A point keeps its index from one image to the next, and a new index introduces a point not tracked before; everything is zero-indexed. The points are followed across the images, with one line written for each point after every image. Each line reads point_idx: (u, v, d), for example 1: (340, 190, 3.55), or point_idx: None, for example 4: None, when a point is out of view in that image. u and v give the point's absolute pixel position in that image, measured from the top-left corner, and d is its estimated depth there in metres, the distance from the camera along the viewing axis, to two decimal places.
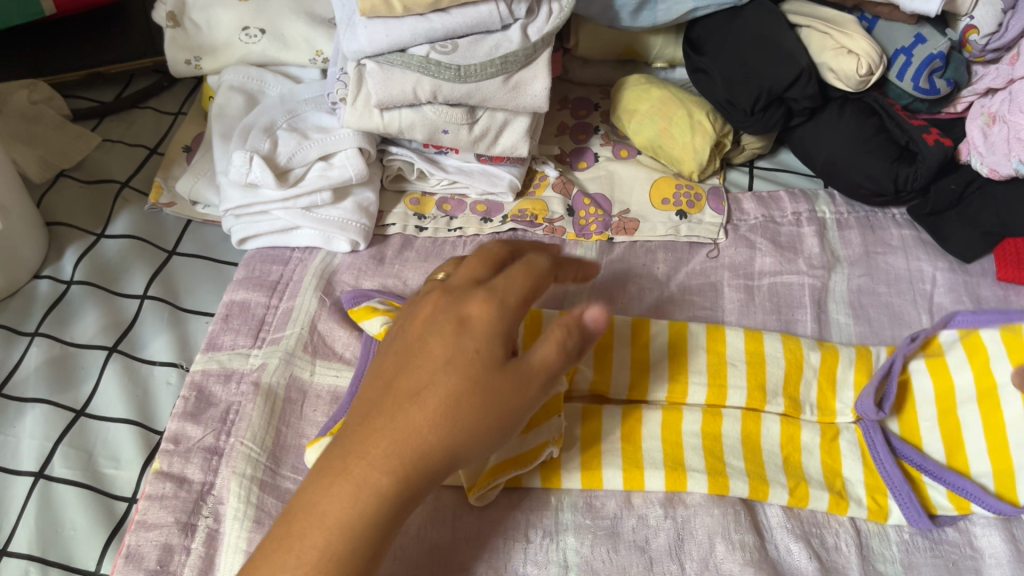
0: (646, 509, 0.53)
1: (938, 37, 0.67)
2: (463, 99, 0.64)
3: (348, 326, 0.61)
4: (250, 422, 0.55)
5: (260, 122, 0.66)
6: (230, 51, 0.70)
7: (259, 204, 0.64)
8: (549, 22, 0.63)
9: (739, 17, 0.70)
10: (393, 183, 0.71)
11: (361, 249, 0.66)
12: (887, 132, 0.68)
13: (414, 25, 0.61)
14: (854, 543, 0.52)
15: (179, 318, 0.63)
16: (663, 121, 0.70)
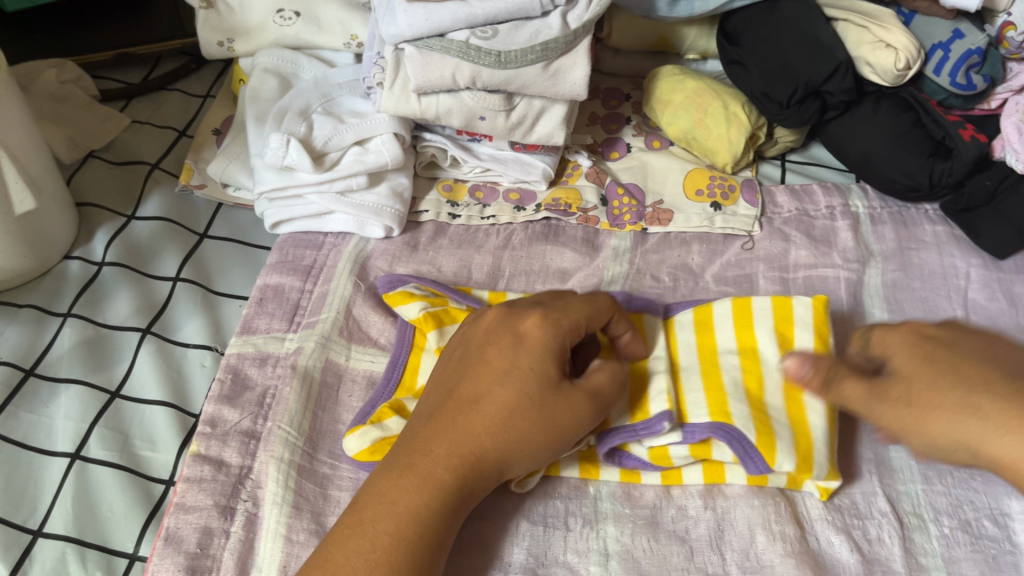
0: (685, 500, 0.53)
1: (975, 32, 0.67)
2: (502, 86, 0.63)
3: (384, 312, 0.61)
4: (286, 406, 0.54)
5: (295, 105, 0.65)
6: (264, 34, 0.70)
7: (294, 187, 0.63)
8: (588, 11, 0.63)
9: (775, 10, 0.70)
10: (426, 170, 0.70)
11: (394, 235, 0.66)
12: (922, 127, 0.68)
13: (455, 10, 0.60)
14: (895, 536, 0.52)
15: (211, 301, 0.62)
16: (697, 112, 0.70)
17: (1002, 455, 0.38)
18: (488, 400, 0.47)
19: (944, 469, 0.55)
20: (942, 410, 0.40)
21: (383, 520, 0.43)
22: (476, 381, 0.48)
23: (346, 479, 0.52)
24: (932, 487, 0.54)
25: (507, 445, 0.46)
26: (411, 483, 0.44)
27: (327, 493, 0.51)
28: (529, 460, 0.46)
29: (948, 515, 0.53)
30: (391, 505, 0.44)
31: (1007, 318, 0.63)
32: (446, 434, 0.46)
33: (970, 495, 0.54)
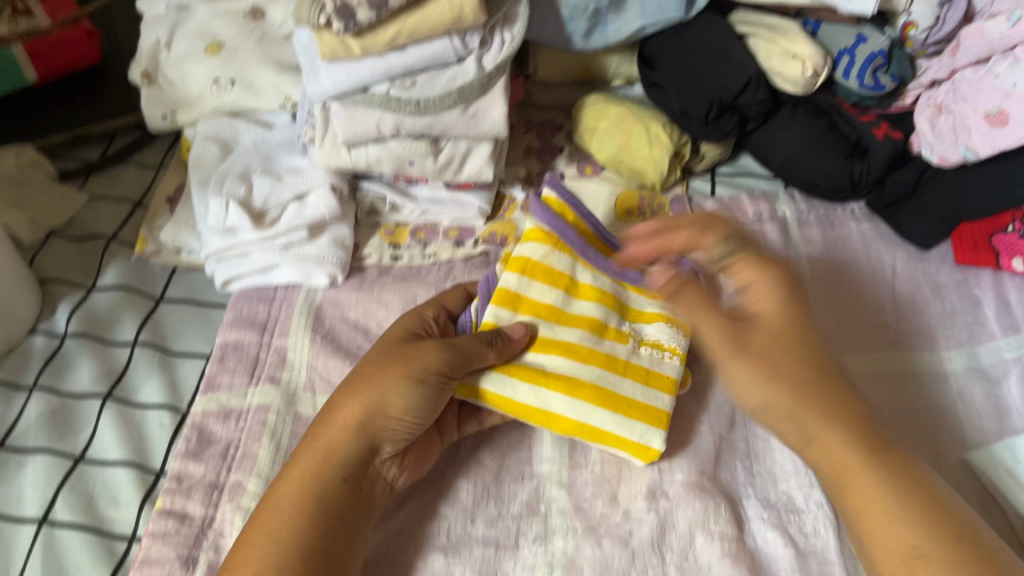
0: (631, 503, 0.55)
1: (878, 36, 0.69)
2: (425, 131, 0.66)
3: (341, 355, 0.64)
4: (256, 460, 0.58)
5: (235, 169, 0.69)
6: (204, 103, 0.73)
7: (239, 246, 0.67)
8: (502, 52, 0.66)
9: (684, 32, 0.73)
10: (369, 218, 0.73)
11: (340, 282, 0.68)
12: (838, 129, 0.71)
13: (373, 66, 0.64)
14: (831, 525, 0.54)
15: (169, 362, 0.65)
16: (622, 136, 0.73)
17: (836, 457, 0.48)
18: (340, 407, 0.53)
19: None
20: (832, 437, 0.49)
21: (272, 516, 0.49)
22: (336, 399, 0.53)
23: None
24: None
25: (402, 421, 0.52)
26: (287, 486, 0.50)
27: None
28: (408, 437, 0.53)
29: None
30: (286, 501, 0.50)
31: (933, 308, 0.66)
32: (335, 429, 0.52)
33: None
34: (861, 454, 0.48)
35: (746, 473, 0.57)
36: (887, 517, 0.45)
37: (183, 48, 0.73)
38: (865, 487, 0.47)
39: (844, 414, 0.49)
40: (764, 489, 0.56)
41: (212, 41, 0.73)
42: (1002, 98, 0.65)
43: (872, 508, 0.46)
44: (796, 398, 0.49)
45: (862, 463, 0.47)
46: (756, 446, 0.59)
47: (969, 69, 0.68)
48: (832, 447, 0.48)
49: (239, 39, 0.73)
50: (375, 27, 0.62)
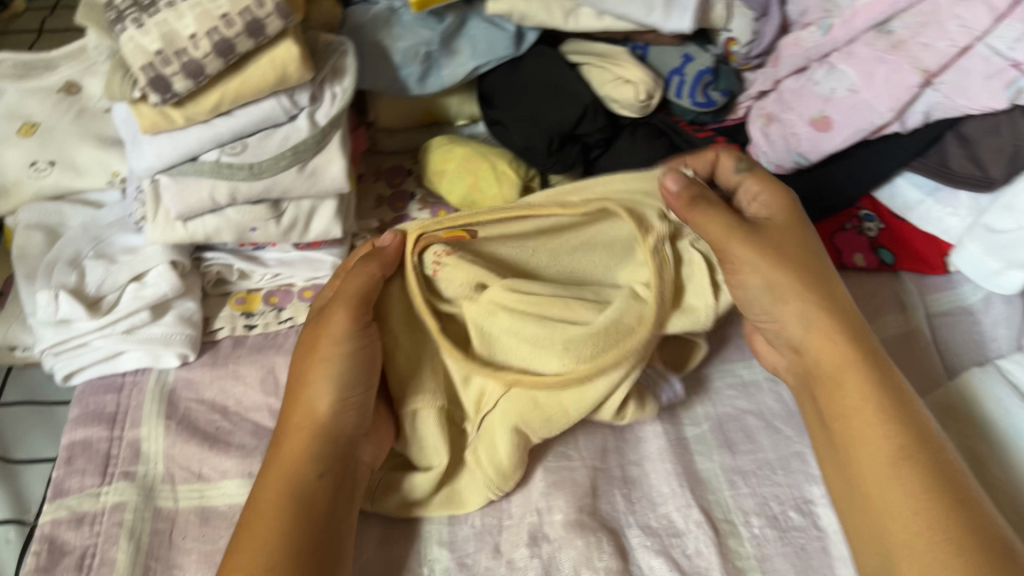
0: (513, 552, 0.55)
1: (702, 54, 0.72)
2: (262, 195, 0.64)
3: (201, 438, 0.61)
4: (116, 565, 0.54)
5: (64, 254, 0.65)
6: (20, 189, 0.69)
7: (75, 337, 0.63)
8: (334, 106, 0.65)
9: (519, 68, 0.73)
10: (216, 288, 0.70)
11: (193, 360, 0.66)
12: (677, 148, 0.73)
13: (200, 134, 0.61)
14: (711, 543, 0.55)
15: (11, 472, 0.61)
16: (470, 177, 0.72)
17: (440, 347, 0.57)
18: (264, 487, 0.52)
19: (747, 469, 0.59)
20: (859, 417, 0.51)
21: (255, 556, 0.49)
22: (303, 387, 0.56)
23: None
24: (738, 491, 0.58)
25: (285, 484, 0.52)
26: (263, 515, 0.51)
27: None
28: (317, 458, 0.53)
29: (756, 514, 0.56)
30: (251, 552, 0.49)
31: None
32: (273, 482, 0.52)
33: (775, 490, 0.58)
34: (896, 443, 0.50)
35: (626, 501, 0.57)
36: (899, 505, 0.48)
37: None
38: (881, 462, 0.49)
39: (360, 358, 0.55)
40: (645, 515, 0.57)
41: (25, 123, 0.70)
42: (823, 105, 0.68)
43: (862, 438, 0.51)
44: (807, 274, 0.57)
45: (851, 359, 0.54)
46: (631, 473, 0.59)
47: (791, 78, 0.71)
48: (854, 383, 0.53)
49: (55, 119, 0.70)
50: (196, 94, 0.59)
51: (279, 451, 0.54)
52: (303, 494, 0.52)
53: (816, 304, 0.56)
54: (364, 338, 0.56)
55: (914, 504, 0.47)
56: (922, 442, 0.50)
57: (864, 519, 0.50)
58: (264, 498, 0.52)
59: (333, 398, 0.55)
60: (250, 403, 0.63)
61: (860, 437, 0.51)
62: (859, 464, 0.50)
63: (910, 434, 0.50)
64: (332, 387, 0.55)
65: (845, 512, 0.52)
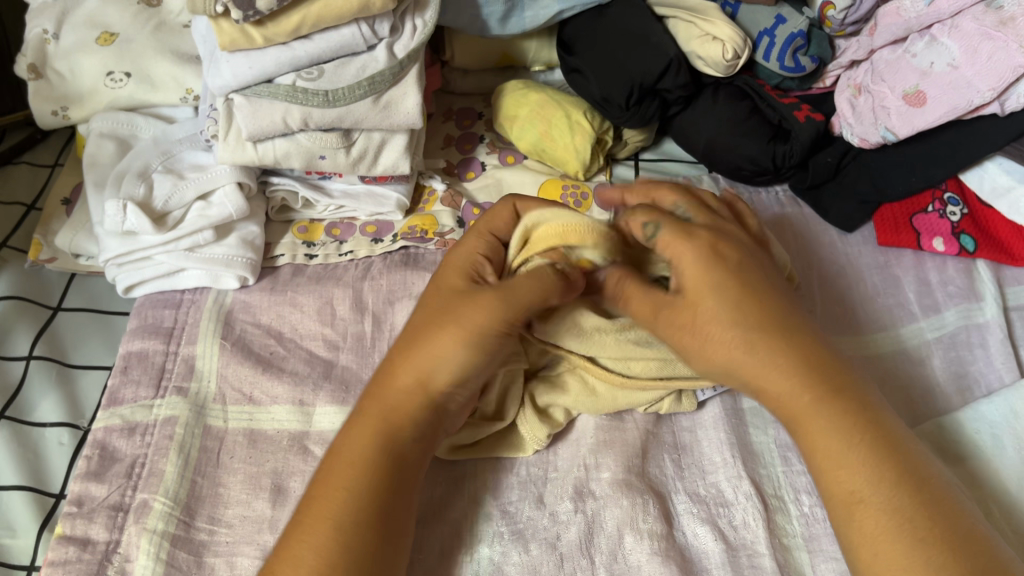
0: (556, 505, 0.54)
1: (796, 16, 0.69)
2: (335, 123, 0.63)
3: (254, 360, 0.61)
4: (162, 477, 0.55)
5: (134, 166, 0.65)
6: (97, 98, 0.69)
7: (139, 250, 0.63)
8: (414, 38, 0.63)
9: (603, 16, 0.71)
10: (279, 214, 0.70)
11: (251, 283, 0.66)
12: (759, 113, 0.70)
13: (277, 55, 0.60)
14: (760, 518, 0.53)
15: (68, 376, 0.62)
16: (543, 124, 0.71)
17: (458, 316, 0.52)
18: (353, 434, 0.49)
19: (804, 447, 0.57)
20: (818, 419, 0.46)
21: (334, 503, 0.46)
22: (426, 331, 0.50)
23: (223, 544, 0.53)
24: (791, 468, 0.56)
25: (377, 442, 0.48)
26: (354, 442, 0.49)
27: (200, 560, 0.52)
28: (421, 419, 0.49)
29: (808, 493, 0.55)
30: (334, 490, 0.47)
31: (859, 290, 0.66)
32: (371, 423, 0.49)
33: None
34: (804, 377, 0.46)
35: (674, 466, 0.56)
36: (862, 491, 0.44)
37: (74, 39, 0.69)
38: (814, 416, 0.46)
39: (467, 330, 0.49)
40: (693, 482, 0.56)
41: (105, 32, 0.70)
42: (919, 78, 0.64)
43: (812, 437, 0.46)
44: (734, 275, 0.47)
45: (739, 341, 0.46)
46: (682, 439, 0.58)
47: (887, 49, 0.67)
48: (777, 380, 0.46)
49: (133, 30, 0.70)
50: (277, 15, 0.58)
51: (385, 387, 0.50)
52: (403, 447, 0.49)
53: (723, 297, 0.46)
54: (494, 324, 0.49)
55: (876, 472, 0.44)
56: (835, 385, 0.46)
57: (850, 503, 0.44)
58: (358, 450, 0.48)
59: (460, 354, 0.49)
60: (304, 331, 0.63)
61: (810, 435, 0.46)
62: (804, 426, 0.46)
63: (818, 385, 0.46)
64: (463, 346, 0.49)
65: (832, 500, 0.45)
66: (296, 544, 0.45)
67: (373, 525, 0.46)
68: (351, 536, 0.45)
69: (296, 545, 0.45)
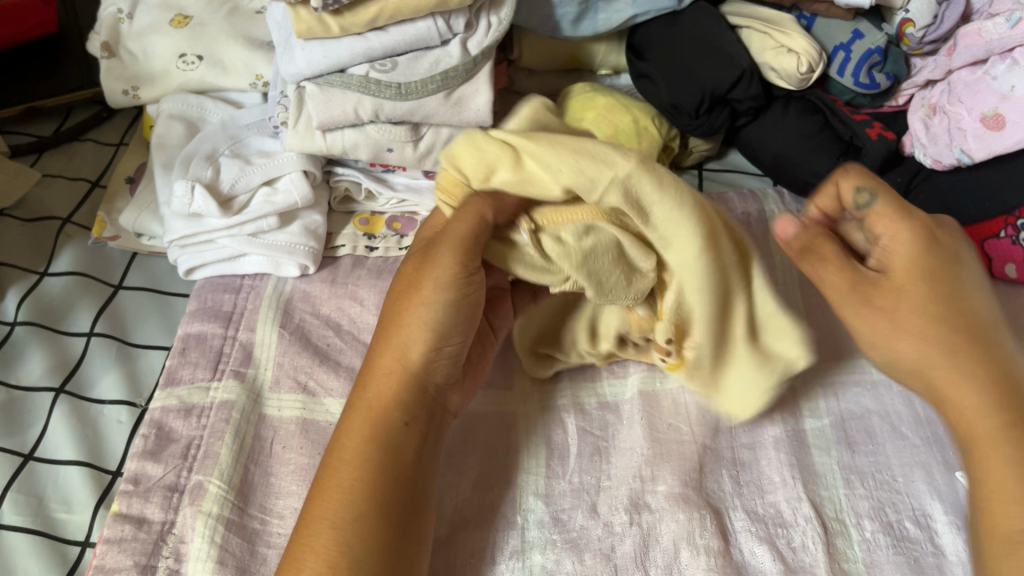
0: (611, 516, 0.54)
1: (874, 32, 0.68)
2: (406, 116, 0.64)
3: (313, 350, 0.61)
4: (218, 461, 0.55)
5: (201, 149, 0.65)
6: (168, 80, 0.69)
7: (203, 233, 0.63)
8: (488, 36, 0.63)
9: (677, 23, 0.70)
10: (342, 205, 0.70)
11: (311, 272, 0.65)
12: (830, 128, 0.69)
13: (352, 45, 0.60)
14: (820, 541, 0.52)
15: (127, 353, 0.62)
16: (610, 128, 0.69)
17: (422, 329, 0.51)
18: (341, 445, 0.49)
19: (867, 474, 0.56)
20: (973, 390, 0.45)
21: (327, 534, 0.46)
22: (394, 325, 0.52)
23: (276, 535, 0.52)
24: (854, 491, 0.55)
25: (376, 454, 0.48)
26: (347, 462, 0.48)
27: (254, 548, 0.52)
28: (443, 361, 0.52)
29: (871, 518, 0.54)
30: (328, 520, 0.46)
31: None
32: (362, 429, 0.50)
33: (893, 497, 0.55)
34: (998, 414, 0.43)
35: (732, 483, 0.56)
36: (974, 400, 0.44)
37: (148, 20, 0.70)
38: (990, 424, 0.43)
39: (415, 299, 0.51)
40: (751, 500, 0.55)
41: (179, 15, 0.70)
42: (999, 100, 0.63)
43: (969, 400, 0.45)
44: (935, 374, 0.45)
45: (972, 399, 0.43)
46: (742, 456, 0.57)
47: (966, 70, 0.66)
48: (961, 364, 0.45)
49: (208, 14, 0.70)
50: (355, 5, 0.58)
51: (367, 395, 0.51)
52: (397, 459, 0.49)
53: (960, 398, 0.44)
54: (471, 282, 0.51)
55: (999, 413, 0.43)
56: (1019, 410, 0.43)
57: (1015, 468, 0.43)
58: (349, 466, 0.48)
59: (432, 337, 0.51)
60: (363, 323, 0.63)
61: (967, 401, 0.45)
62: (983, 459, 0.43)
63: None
64: (426, 340, 0.51)
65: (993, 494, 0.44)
66: (303, 544, 0.46)
67: (386, 507, 0.47)
68: (349, 529, 0.46)
69: (301, 540, 0.46)
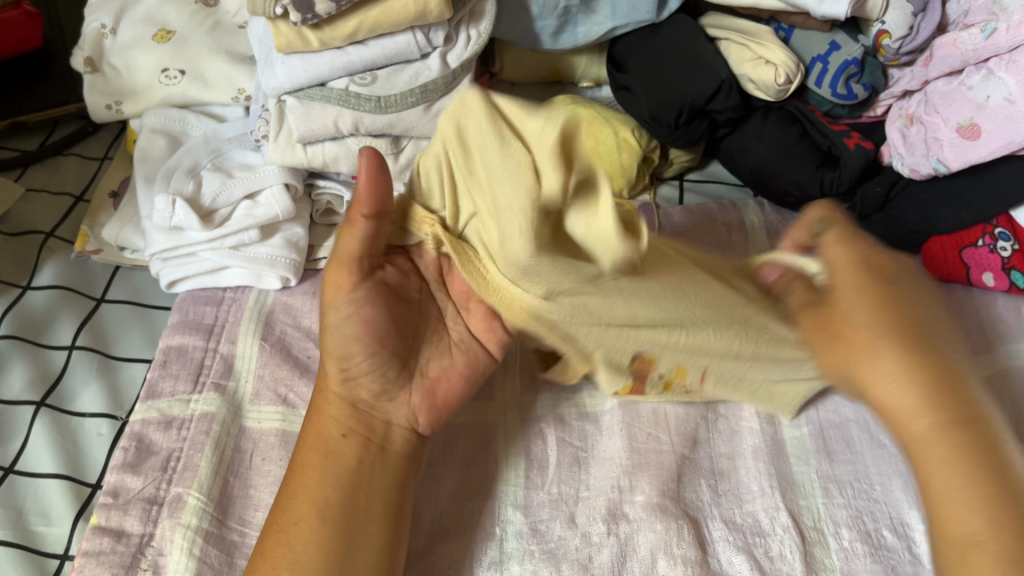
0: (589, 526, 0.54)
1: (851, 43, 0.68)
2: (386, 130, 0.64)
3: (293, 362, 0.61)
4: (197, 473, 0.55)
5: (183, 163, 0.65)
6: (151, 94, 0.70)
7: (185, 246, 0.64)
8: (467, 49, 0.64)
9: (657, 35, 0.71)
10: (324, 218, 0.70)
11: (293, 285, 0.66)
12: (809, 138, 0.69)
13: (332, 60, 0.61)
14: (797, 550, 0.53)
15: (109, 366, 0.62)
16: None
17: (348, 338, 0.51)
18: (295, 471, 0.51)
19: (844, 483, 0.56)
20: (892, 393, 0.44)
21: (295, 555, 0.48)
22: (326, 347, 0.53)
23: (255, 547, 0.53)
24: (832, 500, 0.55)
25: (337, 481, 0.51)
26: (307, 482, 0.51)
27: (232, 560, 0.52)
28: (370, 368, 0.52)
29: (848, 526, 0.54)
30: (292, 546, 0.49)
31: None
32: (308, 463, 0.51)
33: (870, 506, 0.55)
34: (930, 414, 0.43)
35: (711, 493, 0.56)
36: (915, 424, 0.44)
37: (131, 35, 0.70)
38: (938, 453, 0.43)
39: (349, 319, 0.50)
40: (729, 510, 0.55)
41: (161, 29, 0.70)
42: (974, 112, 0.63)
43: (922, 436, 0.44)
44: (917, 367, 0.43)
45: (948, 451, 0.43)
46: (720, 465, 0.57)
47: (942, 80, 0.67)
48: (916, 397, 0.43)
49: (191, 29, 0.71)
50: (334, 19, 0.59)
51: (318, 415, 0.53)
52: (350, 472, 0.51)
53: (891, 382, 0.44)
54: (365, 294, 0.50)
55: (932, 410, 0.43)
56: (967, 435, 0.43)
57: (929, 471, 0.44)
58: (299, 493, 0.50)
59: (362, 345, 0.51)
60: None
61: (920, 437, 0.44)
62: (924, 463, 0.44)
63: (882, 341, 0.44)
64: (335, 360, 0.52)
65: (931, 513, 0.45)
66: (271, 550, 0.48)
67: (324, 518, 0.49)
68: (308, 553, 0.48)
69: (271, 554, 0.48)
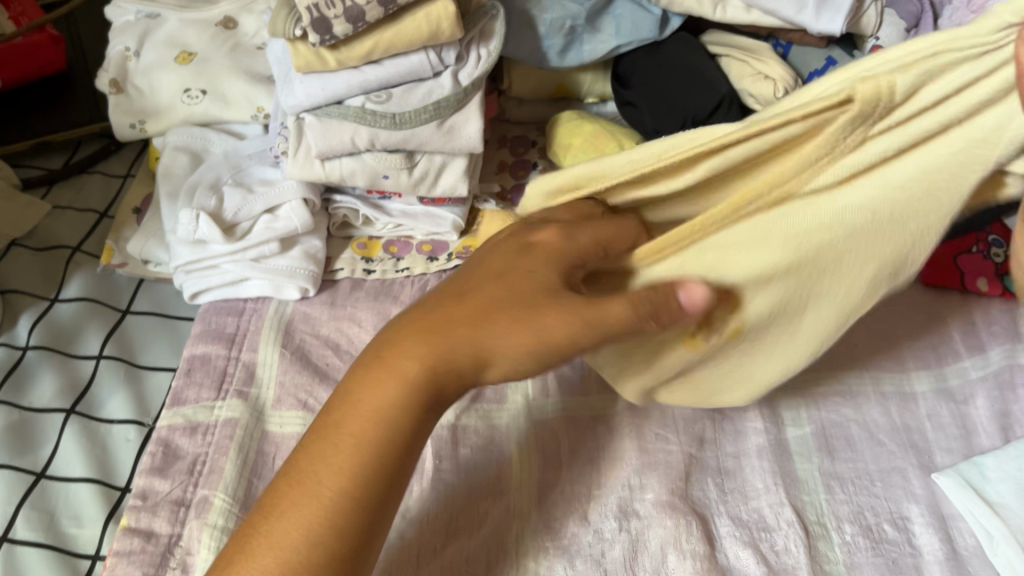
0: (602, 523, 0.56)
1: (846, 58, 0.72)
2: (400, 145, 0.66)
3: (313, 369, 0.63)
4: (223, 475, 0.57)
5: (206, 179, 0.68)
6: (173, 113, 0.72)
7: (207, 259, 0.66)
8: (478, 68, 0.66)
9: (660, 52, 0.74)
10: (340, 230, 0.73)
11: (311, 295, 0.68)
12: None
13: (349, 78, 0.63)
14: (802, 544, 0.55)
15: (135, 375, 0.65)
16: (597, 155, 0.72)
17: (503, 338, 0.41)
18: (348, 417, 0.42)
19: (847, 481, 0.58)
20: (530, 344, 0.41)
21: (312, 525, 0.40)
22: (472, 303, 0.42)
23: None
24: (834, 496, 0.57)
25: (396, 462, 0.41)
26: (355, 428, 0.42)
27: None
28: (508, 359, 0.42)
29: (851, 521, 0.56)
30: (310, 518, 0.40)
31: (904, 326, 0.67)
32: (370, 421, 0.42)
33: (872, 501, 0.57)
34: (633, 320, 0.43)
35: (718, 490, 0.58)
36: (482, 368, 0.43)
37: (154, 57, 0.73)
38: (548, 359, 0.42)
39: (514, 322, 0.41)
40: (736, 506, 0.57)
41: (183, 51, 0.73)
42: None
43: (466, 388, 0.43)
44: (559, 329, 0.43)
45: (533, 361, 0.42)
46: (727, 464, 0.59)
47: None
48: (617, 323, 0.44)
49: (211, 50, 0.73)
50: (351, 40, 0.61)
51: (389, 365, 0.42)
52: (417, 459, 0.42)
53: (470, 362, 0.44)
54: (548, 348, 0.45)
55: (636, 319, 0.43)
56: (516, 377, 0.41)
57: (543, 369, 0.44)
58: (344, 452, 0.41)
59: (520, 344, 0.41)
60: (361, 343, 0.65)
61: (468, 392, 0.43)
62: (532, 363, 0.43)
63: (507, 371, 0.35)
64: (468, 356, 0.41)
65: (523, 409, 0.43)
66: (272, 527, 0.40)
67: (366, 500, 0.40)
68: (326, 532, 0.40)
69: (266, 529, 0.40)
